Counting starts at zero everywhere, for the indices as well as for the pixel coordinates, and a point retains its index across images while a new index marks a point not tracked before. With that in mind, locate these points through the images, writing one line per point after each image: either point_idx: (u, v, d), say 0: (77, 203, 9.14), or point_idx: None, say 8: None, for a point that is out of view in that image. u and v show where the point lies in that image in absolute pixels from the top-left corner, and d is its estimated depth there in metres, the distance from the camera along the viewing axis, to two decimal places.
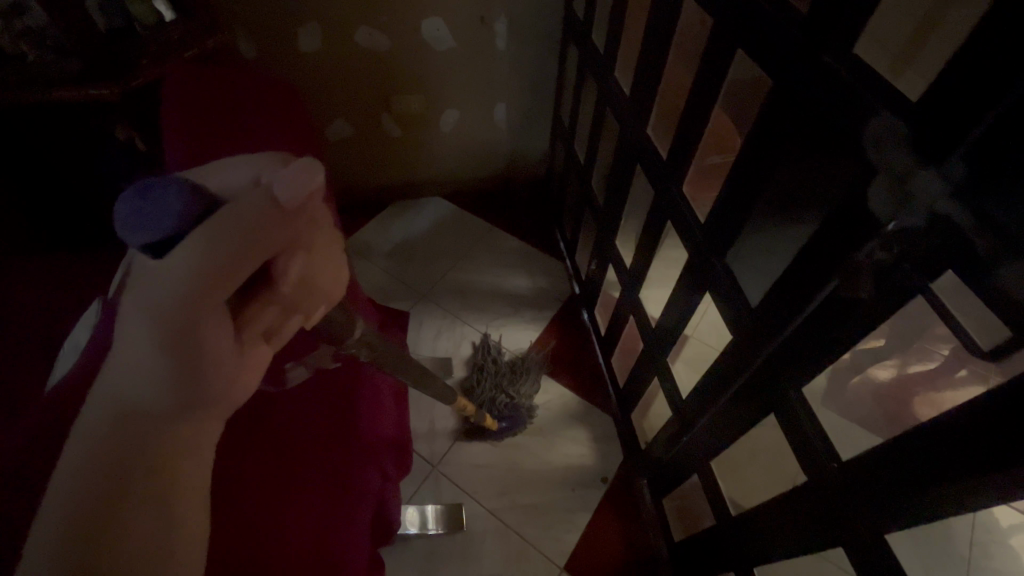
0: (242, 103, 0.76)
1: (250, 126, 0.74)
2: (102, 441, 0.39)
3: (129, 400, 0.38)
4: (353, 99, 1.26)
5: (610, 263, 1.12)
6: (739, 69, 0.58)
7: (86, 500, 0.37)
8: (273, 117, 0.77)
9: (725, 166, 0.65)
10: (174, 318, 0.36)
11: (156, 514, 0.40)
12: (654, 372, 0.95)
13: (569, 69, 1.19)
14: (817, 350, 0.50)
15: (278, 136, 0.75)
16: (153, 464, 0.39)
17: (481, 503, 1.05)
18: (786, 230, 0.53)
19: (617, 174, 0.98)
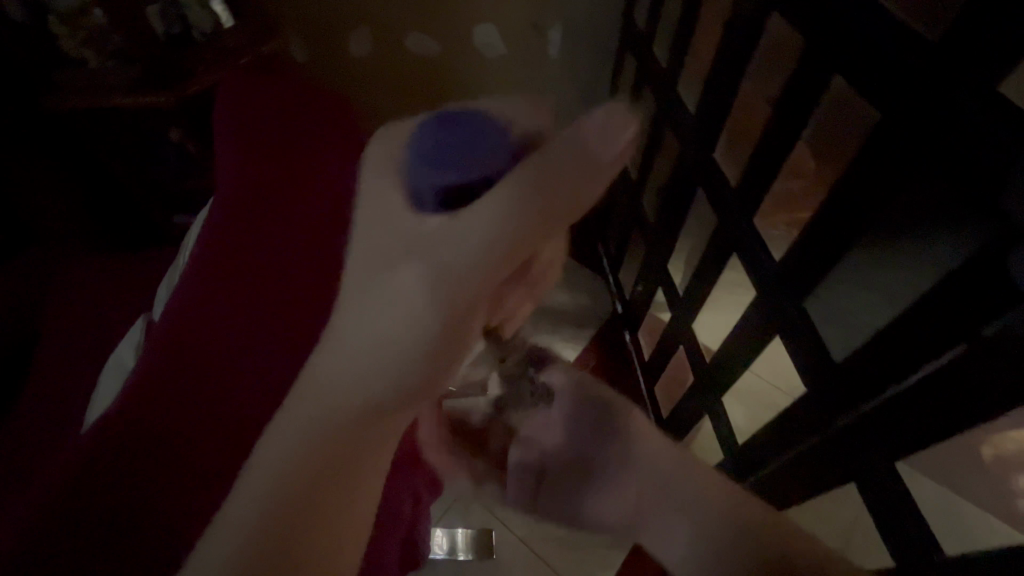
0: (295, 105, 0.73)
1: (304, 127, 0.71)
2: (319, 418, 0.40)
3: (390, 369, 0.41)
4: (402, 105, 1.24)
5: (659, 287, 1.07)
6: (833, 100, 0.53)
7: (296, 483, 0.40)
8: (327, 114, 0.73)
9: (805, 203, 0.60)
10: (468, 281, 0.40)
11: (350, 495, 0.43)
12: (704, 409, 0.90)
13: (624, 80, 1.14)
14: (926, 422, 0.46)
15: (332, 135, 0.71)
16: (352, 449, 0.42)
17: (512, 529, 1.03)
18: (888, 280, 0.48)
19: (673, 196, 0.92)
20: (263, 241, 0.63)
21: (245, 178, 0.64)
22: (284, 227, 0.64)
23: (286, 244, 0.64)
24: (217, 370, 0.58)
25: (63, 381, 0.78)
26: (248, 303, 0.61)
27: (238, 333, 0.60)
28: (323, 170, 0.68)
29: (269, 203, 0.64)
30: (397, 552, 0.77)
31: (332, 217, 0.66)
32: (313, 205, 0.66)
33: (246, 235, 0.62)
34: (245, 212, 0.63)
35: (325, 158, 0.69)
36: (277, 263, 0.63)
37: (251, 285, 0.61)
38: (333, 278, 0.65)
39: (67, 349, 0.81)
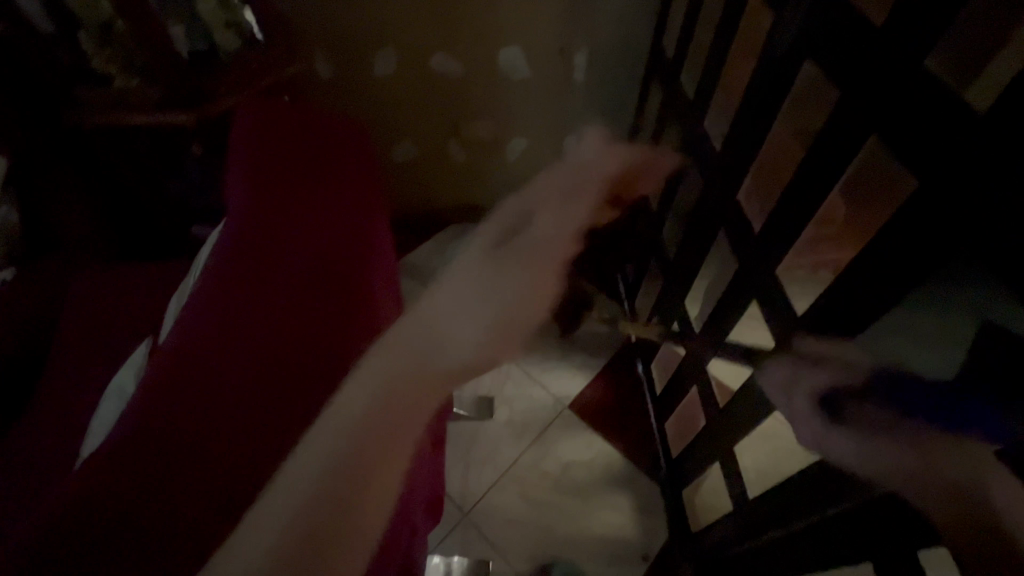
0: (306, 154, 0.77)
1: (314, 179, 0.75)
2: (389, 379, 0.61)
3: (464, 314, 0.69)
4: (421, 124, 1.25)
5: (674, 320, 1.05)
6: (869, 156, 0.51)
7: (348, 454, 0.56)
8: (335, 170, 0.78)
9: (836, 259, 0.57)
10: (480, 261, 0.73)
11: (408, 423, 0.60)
12: (714, 454, 0.87)
13: (650, 106, 1.13)
14: (943, 516, 0.43)
15: (340, 190, 0.76)
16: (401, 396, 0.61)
17: (510, 563, 0.99)
18: (933, 347, 0.46)
19: (693, 230, 0.90)
20: (268, 281, 0.64)
21: (246, 226, 0.68)
22: (289, 266, 0.66)
23: (296, 281, 0.65)
24: (240, 364, 0.58)
25: (65, 389, 0.78)
26: (261, 319, 0.61)
27: (256, 338, 0.60)
28: (327, 219, 0.72)
29: (275, 248, 0.66)
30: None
31: (339, 260, 0.69)
32: (321, 246, 0.69)
33: (248, 274, 0.64)
34: (246, 255, 0.65)
35: (334, 213, 0.73)
36: (288, 291, 0.64)
37: (259, 309, 0.62)
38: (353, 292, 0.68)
39: (70, 358, 0.81)
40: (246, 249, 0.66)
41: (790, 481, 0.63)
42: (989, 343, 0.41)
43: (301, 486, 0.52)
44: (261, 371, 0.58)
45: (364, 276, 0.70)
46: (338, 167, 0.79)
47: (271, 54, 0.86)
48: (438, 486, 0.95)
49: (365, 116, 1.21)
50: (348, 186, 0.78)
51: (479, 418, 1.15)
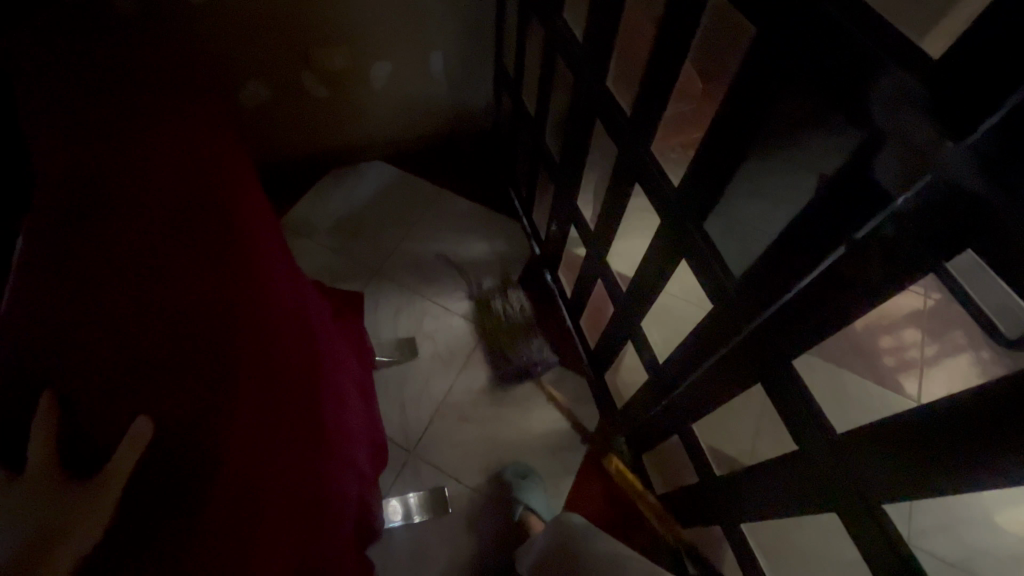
0: (126, 121, 0.67)
1: (141, 145, 0.66)
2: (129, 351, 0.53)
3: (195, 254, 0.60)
4: (262, 57, 1.09)
5: (571, 223, 1.08)
6: (714, 17, 0.53)
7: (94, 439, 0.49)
8: (168, 132, 0.69)
9: (698, 126, 0.60)
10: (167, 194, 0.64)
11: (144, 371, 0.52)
12: (627, 336, 0.94)
13: (509, 7, 1.08)
14: (809, 324, 0.50)
15: (176, 152, 0.67)
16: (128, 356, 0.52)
17: (463, 483, 1.04)
18: (772, 186, 0.52)
19: (573, 129, 0.91)
20: (106, 263, 0.56)
21: (67, 212, 0.59)
22: (128, 242, 0.58)
23: (139, 256, 0.57)
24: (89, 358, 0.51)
25: None
26: (106, 306, 0.54)
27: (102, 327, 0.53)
28: (166, 185, 0.63)
29: (107, 225, 0.58)
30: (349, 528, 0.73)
31: (186, 214, 0.62)
32: (161, 214, 0.61)
33: (82, 262, 0.56)
34: (71, 242, 0.57)
35: (174, 177, 0.64)
36: (131, 270, 0.56)
37: (100, 295, 0.54)
38: (213, 254, 0.60)
39: None
40: (72, 235, 0.58)
41: (690, 339, 0.71)
42: (817, 173, 0.45)
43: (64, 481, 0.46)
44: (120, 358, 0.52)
45: (227, 237, 0.62)
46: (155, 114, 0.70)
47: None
48: (376, 431, 0.95)
49: None
50: (173, 134, 0.69)
51: (403, 360, 1.14)
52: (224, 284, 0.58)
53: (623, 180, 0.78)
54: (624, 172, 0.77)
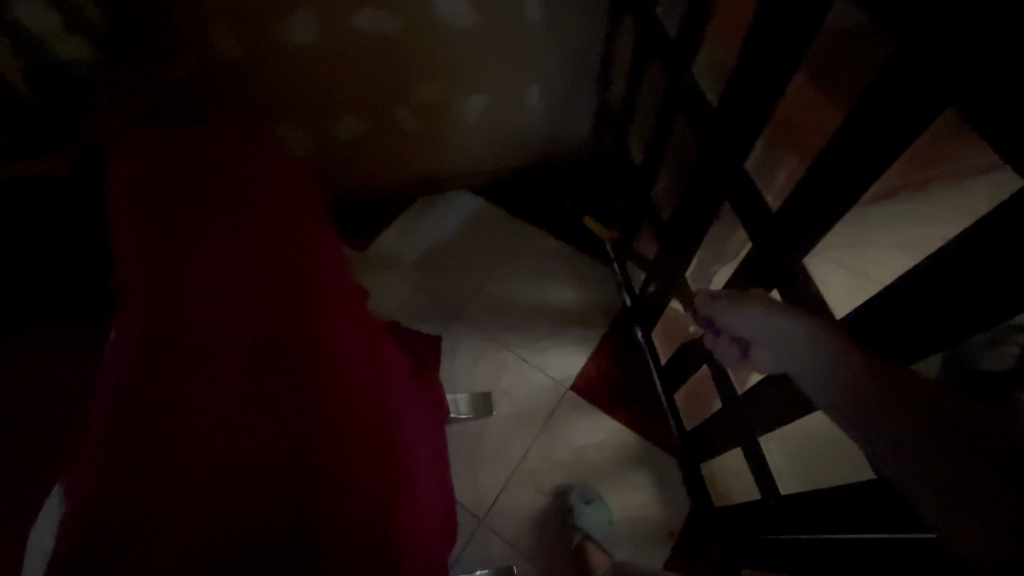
0: (211, 184, 0.64)
1: (227, 220, 0.61)
2: (208, 389, 0.51)
3: (277, 297, 0.58)
4: (360, 95, 1.05)
5: (675, 292, 0.97)
6: (943, 130, 0.39)
7: (164, 476, 0.47)
8: (254, 191, 0.65)
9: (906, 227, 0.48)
10: (253, 227, 0.62)
11: (223, 418, 0.50)
12: (736, 439, 0.82)
13: (623, 43, 0.96)
14: None
15: (260, 225, 0.62)
16: (205, 397, 0.51)
17: (533, 561, 0.97)
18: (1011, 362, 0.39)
19: (690, 198, 0.79)
20: (187, 364, 0.52)
21: (149, 300, 0.55)
22: (209, 340, 0.54)
23: (218, 356, 0.53)
24: (168, 481, 0.47)
25: None
26: (185, 417, 0.50)
27: (184, 442, 0.49)
28: (250, 267, 0.59)
29: (196, 263, 0.58)
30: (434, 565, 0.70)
31: (268, 254, 0.60)
32: (244, 304, 0.56)
33: (163, 360, 0.52)
34: (152, 336, 0.54)
35: (258, 256, 0.60)
36: (211, 373, 0.52)
37: (180, 403, 0.50)
38: (294, 338, 0.56)
39: None
40: (155, 328, 0.54)
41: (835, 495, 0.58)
42: None
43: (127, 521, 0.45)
44: (199, 480, 0.48)
45: (308, 327, 0.57)
46: (251, 173, 0.67)
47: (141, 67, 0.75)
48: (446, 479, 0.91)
49: (291, 97, 1.01)
50: (264, 191, 0.66)
51: (480, 416, 1.08)
52: (303, 388, 0.53)
53: (757, 280, 0.66)
54: (760, 273, 0.64)
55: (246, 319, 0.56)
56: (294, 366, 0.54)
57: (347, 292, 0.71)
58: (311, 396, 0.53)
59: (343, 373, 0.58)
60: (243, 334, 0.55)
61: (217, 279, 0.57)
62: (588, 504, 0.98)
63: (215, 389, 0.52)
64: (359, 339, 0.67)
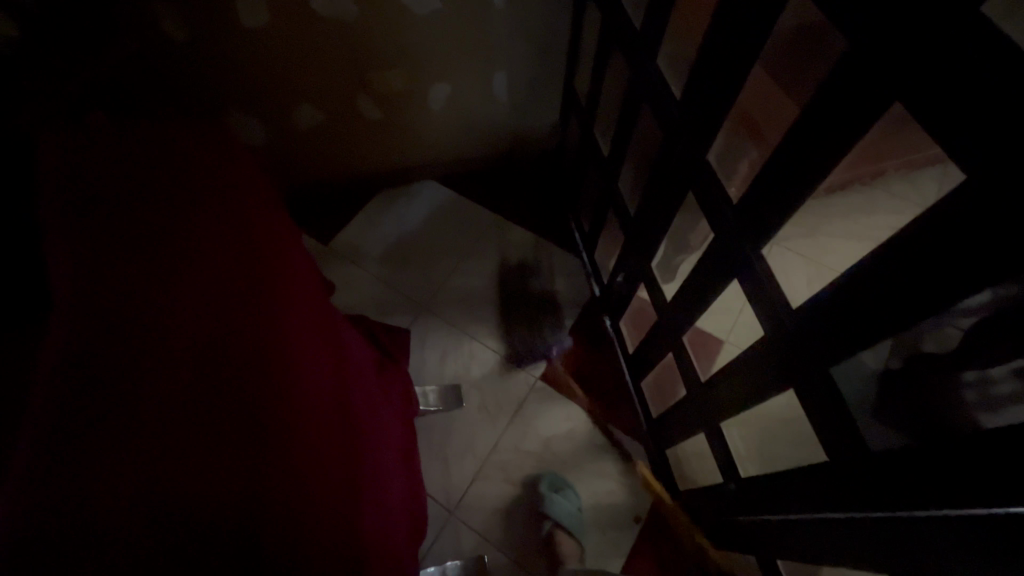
0: (155, 172, 0.60)
1: (172, 213, 0.58)
2: (153, 385, 0.49)
3: (227, 287, 0.55)
4: (318, 82, 1.01)
5: (641, 282, 0.98)
6: (895, 125, 0.40)
7: (106, 480, 0.45)
8: (202, 179, 0.62)
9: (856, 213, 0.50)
10: (199, 214, 0.59)
11: (170, 415, 0.48)
12: (700, 426, 0.84)
13: (589, 33, 0.96)
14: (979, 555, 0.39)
15: (209, 217, 0.59)
16: (151, 394, 0.49)
17: (504, 550, 0.98)
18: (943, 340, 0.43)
19: (656, 190, 0.80)
20: (130, 368, 0.50)
21: (87, 299, 0.52)
22: (154, 341, 0.51)
23: (165, 355, 0.50)
24: (111, 488, 0.45)
25: None
26: (128, 423, 0.47)
27: (128, 441, 0.46)
28: (197, 263, 0.55)
29: (139, 254, 0.55)
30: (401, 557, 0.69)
31: (216, 242, 0.58)
32: (191, 303, 0.53)
33: (105, 364, 0.50)
34: (92, 338, 0.51)
35: (206, 250, 0.57)
36: (157, 377, 0.49)
37: (121, 409, 0.48)
38: (244, 330, 0.54)
39: None
40: (95, 330, 0.51)
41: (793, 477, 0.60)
42: None
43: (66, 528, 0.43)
44: (143, 480, 0.45)
45: (261, 326, 0.55)
46: (199, 160, 0.64)
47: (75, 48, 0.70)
48: (414, 472, 0.91)
49: (244, 83, 0.96)
50: (214, 178, 0.63)
51: (449, 409, 1.08)
52: (255, 381, 0.51)
53: (720, 271, 0.67)
54: (723, 264, 0.66)
55: (194, 311, 0.53)
56: (245, 360, 0.52)
57: (305, 284, 0.69)
58: (264, 390, 0.51)
59: (299, 365, 0.56)
60: (191, 326, 0.52)
61: (162, 270, 0.54)
62: (557, 493, 0.99)
63: (161, 384, 0.49)
64: (317, 332, 0.65)
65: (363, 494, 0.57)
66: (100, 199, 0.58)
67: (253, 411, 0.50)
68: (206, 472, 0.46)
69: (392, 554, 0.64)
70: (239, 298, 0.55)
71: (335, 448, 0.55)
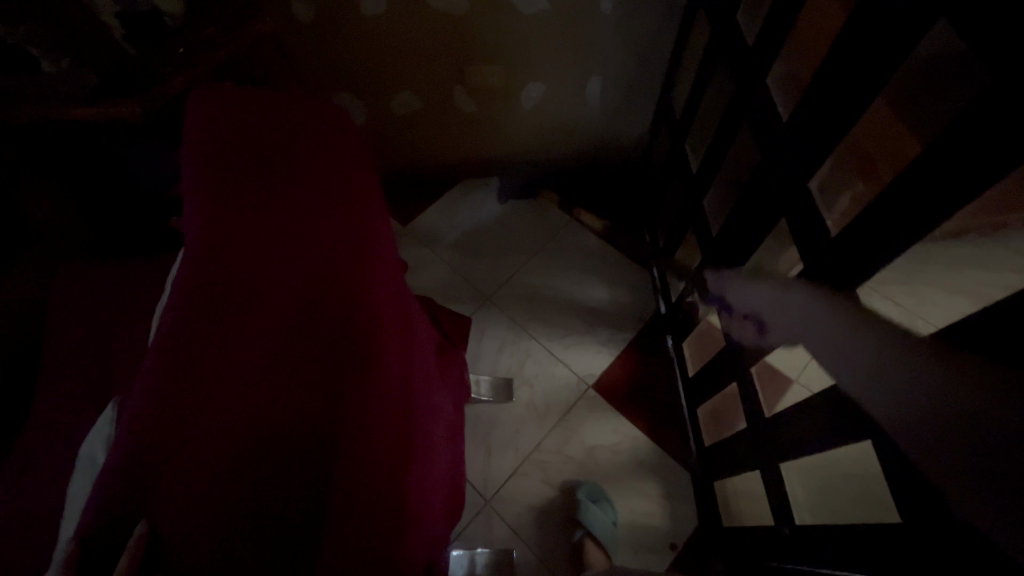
0: (275, 140, 0.66)
1: (284, 180, 0.63)
2: (252, 334, 0.54)
3: (323, 255, 0.60)
4: (421, 71, 1.06)
5: (712, 305, 0.95)
6: None
7: (204, 411, 0.50)
8: (313, 152, 0.67)
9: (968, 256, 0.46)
10: (307, 185, 0.64)
11: (261, 364, 0.53)
12: (754, 463, 0.80)
13: (695, 46, 0.93)
14: None
15: (313, 193, 0.63)
16: (249, 342, 0.54)
17: (532, 549, 0.98)
18: None
19: (743, 213, 0.77)
20: (232, 318, 0.55)
21: (204, 248, 0.58)
22: (255, 297, 0.56)
23: (264, 309, 0.56)
24: (207, 420, 0.50)
25: (66, 411, 0.75)
26: (223, 375, 0.52)
27: (225, 380, 0.52)
28: (298, 235, 0.60)
29: (252, 212, 0.60)
30: (437, 534, 0.72)
31: (319, 212, 0.62)
32: (291, 265, 0.58)
33: (211, 306, 0.55)
34: (203, 282, 0.56)
35: (303, 232, 0.60)
36: (257, 327, 0.55)
37: (223, 352, 0.53)
38: (333, 297, 0.58)
39: (63, 379, 0.77)
40: (207, 276, 0.57)
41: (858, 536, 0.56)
42: None
43: (168, 446, 0.49)
44: (235, 417, 0.51)
45: (348, 296, 0.58)
46: (312, 134, 0.69)
47: (221, 22, 0.78)
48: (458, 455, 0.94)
49: (355, 65, 1.03)
50: (321, 152, 0.68)
51: (498, 401, 1.09)
52: (337, 346, 0.55)
53: (803, 305, 0.64)
54: (807, 298, 0.63)
55: (293, 273, 0.58)
56: (332, 324, 0.56)
57: (388, 261, 0.73)
58: (343, 355, 0.55)
59: (375, 337, 0.60)
60: (289, 286, 0.57)
61: (270, 231, 0.59)
62: (594, 504, 0.98)
63: (258, 335, 0.54)
64: (392, 308, 0.69)
65: (414, 468, 0.61)
66: (225, 157, 0.63)
67: (331, 373, 0.54)
68: (285, 423, 0.51)
69: (431, 527, 0.67)
70: (333, 267, 0.59)
71: (396, 423, 0.59)
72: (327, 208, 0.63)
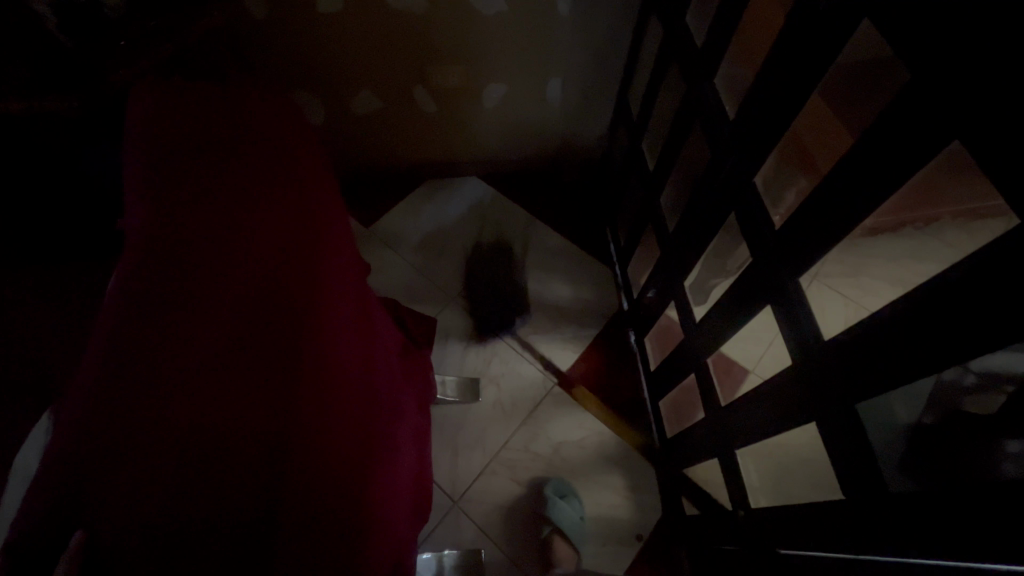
0: (225, 136, 0.64)
1: (235, 177, 0.61)
2: (201, 335, 0.52)
3: (277, 253, 0.58)
4: (381, 70, 1.05)
5: (671, 300, 0.97)
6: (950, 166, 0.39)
7: (149, 415, 0.48)
8: (266, 149, 0.65)
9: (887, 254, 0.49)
10: (260, 181, 0.62)
11: (211, 365, 0.51)
12: (713, 451, 0.83)
13: (650, 49, 0.96)
14: None
15: (268, 191, 0.62)
16: (197, 342, 0.52)
17: (501, 548, 0.98)
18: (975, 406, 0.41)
19: (697, 209, 0.80)
20: (180, 318, 0.53)
21: (149, 246, 0.56)
22: (204, 296, 0.54)
23: (214, 308, 0.54)
24: (152, 423, 0.48)
25: None
26: (170, 377, 0.50)
27: (172, 381, 0.50)
28: (252, 232, 0.58)
29: (201, 209, 0.58)
30: (401, 536, 0.71)
31: (273, 210, 0.61)
32: (244, 264, 0.57)
33: (158, 307, 0.53)
34: (149, 282, 0.54)
35: (256, 229, 0.59)
36: (207, 327, 0.53)
37: (170, 353, 0.51)
38: (289, 296, 0.57)
39: None
40: (153, 275, 0.54)
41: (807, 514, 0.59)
42: None
43: (109, 452, 0.47)
44: (182, 420, 0.49)
45: (303, 296, 0.57)
46: (265, 131, 0.67)
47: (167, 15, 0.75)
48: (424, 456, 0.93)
49: (312, 63, 1.01)
50: (275, 150, 0.66)
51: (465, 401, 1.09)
52: (293, 345, 0.54)
53: (753, 296, 0.67)
54: (757, 289, 0.65)
55: (246, 271, 0.56)
56: (287, 323, 0.55)
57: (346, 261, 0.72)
58: (298, 355, 0.54)
59: (332, 337, 0.59)
60: (242, 285, 0.56)
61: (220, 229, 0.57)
62: (561, 499, 0.99)
63: (208, 335, 0.52)
64: (351, 309, 0.68)
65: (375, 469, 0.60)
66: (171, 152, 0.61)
67: (287, 372, 0.52)
68: (236, 425, 0.49)
69: (393, 530, 0.66)
70: (288, 265, 0.58)
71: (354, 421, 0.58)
72: (281, 205, 0.62)
